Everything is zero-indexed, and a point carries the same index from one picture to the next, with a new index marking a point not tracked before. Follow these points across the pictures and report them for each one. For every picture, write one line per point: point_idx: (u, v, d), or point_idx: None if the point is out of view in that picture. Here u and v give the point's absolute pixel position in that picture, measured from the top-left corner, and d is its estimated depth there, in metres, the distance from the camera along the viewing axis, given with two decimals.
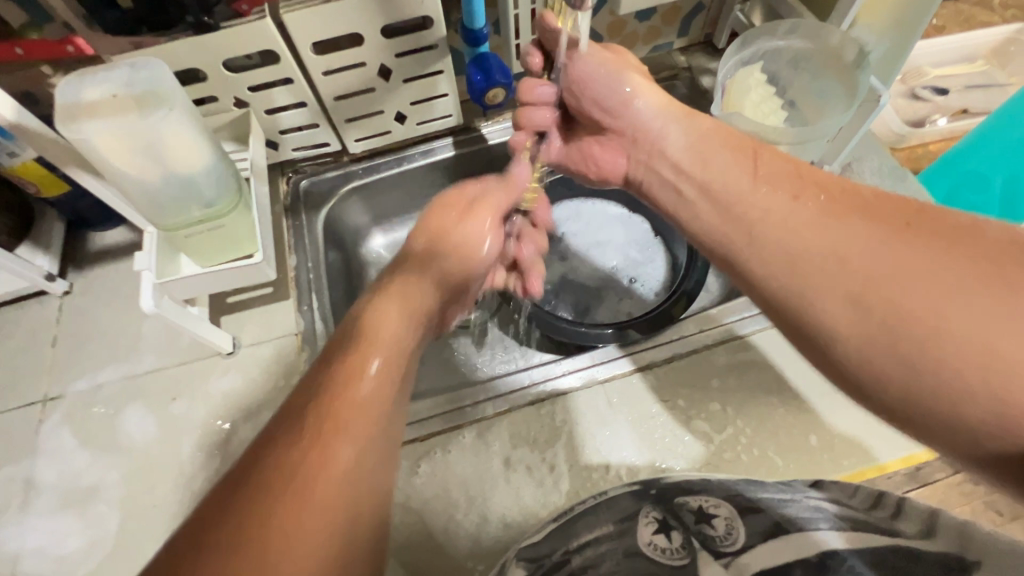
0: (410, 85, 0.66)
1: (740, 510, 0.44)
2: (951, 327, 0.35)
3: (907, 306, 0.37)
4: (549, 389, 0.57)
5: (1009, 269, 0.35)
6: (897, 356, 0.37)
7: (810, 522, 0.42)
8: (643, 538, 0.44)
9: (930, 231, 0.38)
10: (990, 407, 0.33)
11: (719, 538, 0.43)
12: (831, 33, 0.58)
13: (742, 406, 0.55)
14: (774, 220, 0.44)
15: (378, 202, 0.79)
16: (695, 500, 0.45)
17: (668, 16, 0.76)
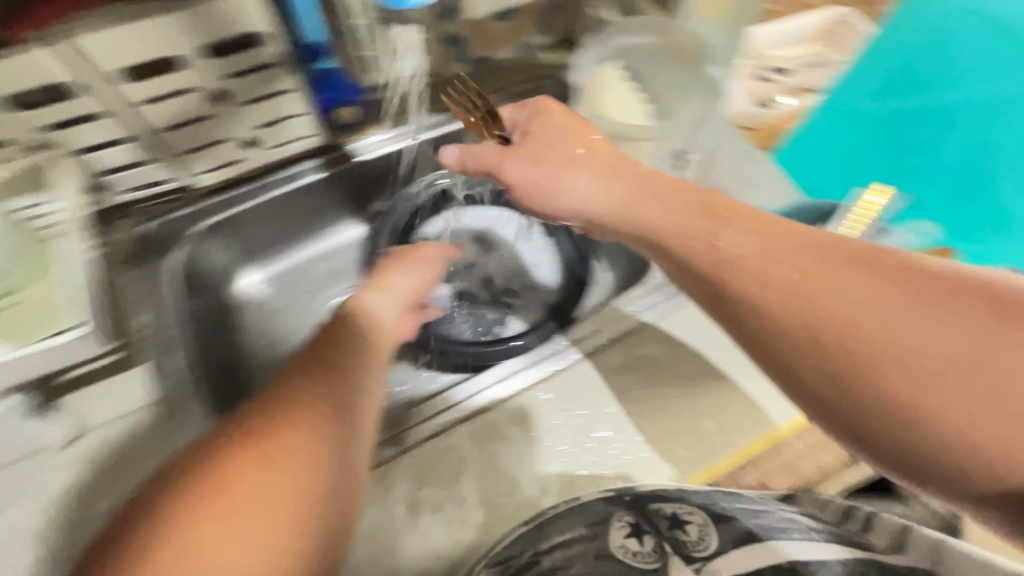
0: (256, 107, 0.59)
1: (712, 517, 0.46)
2: (923, 366, 0.35)
3: (856, 339, 0.36)
4: (450, 417, 0.55)
5: (977, 310, 0.35)
6: (837, 381, 0.37)
7: (783, 531, 0.45)
8: (614, 540, 0.46)
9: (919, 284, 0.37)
10: (960, 446, 0.34)
11: (689, 543, 0.46)
12: (676, 28, 0.62)
13: (640, 403, 0.56)
14: (810, 248, 0.40)
15: (245, 239, 0.72)
16: (670, 507, 0.47)
17: (529, 14, 0.73)
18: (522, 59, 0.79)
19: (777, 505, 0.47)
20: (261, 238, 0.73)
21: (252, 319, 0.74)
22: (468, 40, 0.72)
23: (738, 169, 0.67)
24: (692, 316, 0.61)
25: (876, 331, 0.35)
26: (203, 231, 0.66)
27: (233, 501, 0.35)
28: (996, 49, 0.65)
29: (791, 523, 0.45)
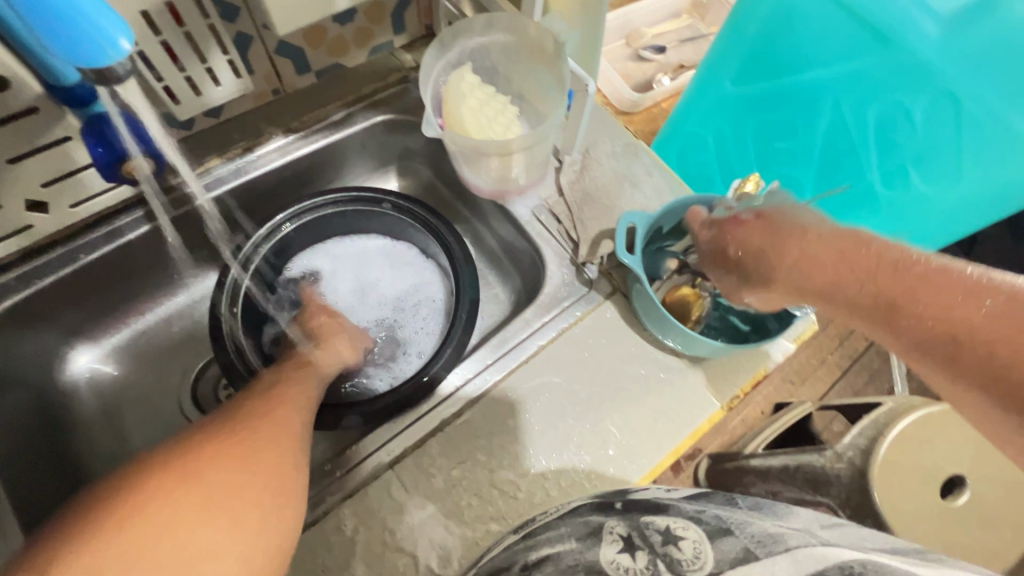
0: (27, 164, 0.47)
1: (708, 532, 0.38)
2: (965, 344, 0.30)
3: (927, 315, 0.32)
4: (334, 494, 0.49)
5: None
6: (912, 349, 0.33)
7: (779, 541, 0.35)
8: (605, 555, 0.39)
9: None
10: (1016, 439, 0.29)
11: (685, 561, 0.37)
12: (527, 24, 0.54)
13: (543, 438, 0.52)
14: (852, 267, 0.37)
15: (66, 314, 0.60)
16: (663, 521, 0.40)
17: (373, 13, 0.65)
18: (377, 62, 0.71)
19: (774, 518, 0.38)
20: (90, 308, 0.62)
21: (97, 403, 0.64)
22: (305, 49, 0.64)
23: (614, 168, 0.64)
24: (589, 332, 0.57)
25: (929, 326, 0.32)
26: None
27: (195, 509, 0.34)
28: (836, 23, 0.56)
29: (785, 529, 0.36)
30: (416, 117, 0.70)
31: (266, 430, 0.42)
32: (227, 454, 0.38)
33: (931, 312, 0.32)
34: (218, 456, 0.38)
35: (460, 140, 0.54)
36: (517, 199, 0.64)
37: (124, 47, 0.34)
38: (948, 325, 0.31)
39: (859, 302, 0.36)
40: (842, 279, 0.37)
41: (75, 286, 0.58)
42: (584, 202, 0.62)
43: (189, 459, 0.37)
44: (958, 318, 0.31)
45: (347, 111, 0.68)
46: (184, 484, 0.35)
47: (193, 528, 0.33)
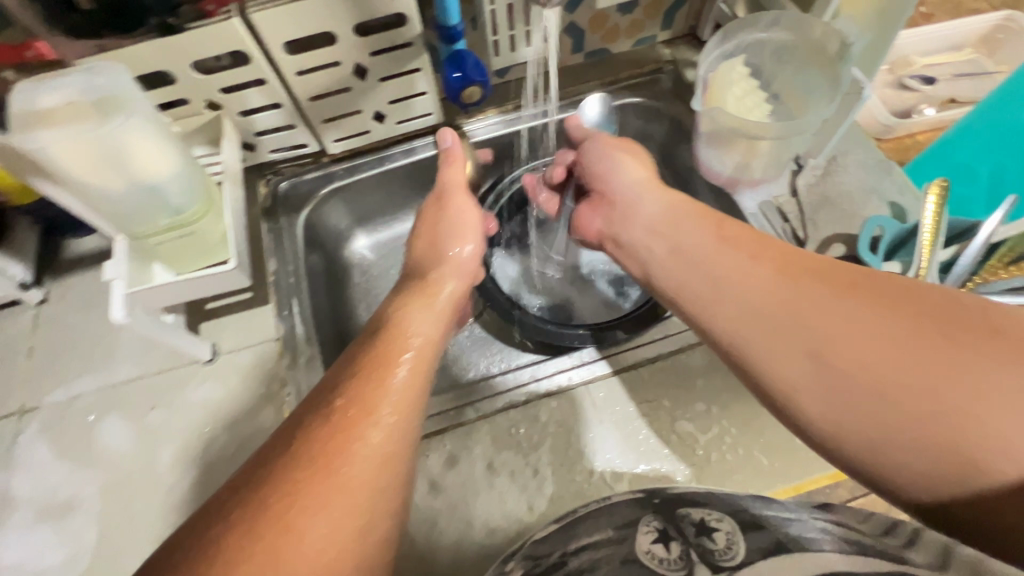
0: (387, 84, 0.64)
1: (743, 525, 0.39)
2: (795, 319, 0.40)
3: (764, 300, 0.42)
4: (529, 392, 0.57)
5: (834, 275, 0.41)
6: (751, 336, 0.42)
7: (812, 542, 0.37)
8: (640, 545, 0.39)
9: (872, 288, 0.38)
10: (840, 400, 0.37)
11: (717, 552, 0.37)
12: (814, 24, 0.57)
13: (727, 405, 0.55)
14: (692, 228, 0.50)
15: (360, 203, 0.77)
16: (698, 513, 0.40)
17: (651, 8, 0.73)
18: (638, 52, 0.78)
19: (815, 512, 0.39)
20: (376, 205, 0.79)
21: (357, 280, 0.80)
22: (586, 31, 0.74)
23: (860, 179, 0.63)
24: None
25: (762, 299, 0.42)
26: (327, 194, 0.73)
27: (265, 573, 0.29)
28: None
29: (824, 523, 0.38)
30: (662, 104, 0.76)
31: (334, 479, 0.34)
32: (285, 534, 0.31)
33: (711, 248, 0.47)
34: (271, 544, 0.30)
35: (721, 119, 0.59)
36: (747, 190, 0.66)
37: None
38: (770, 310, 0.41)
39: (682, 242, 0.50)
40: (687, 246, 0.50)
41: (375, 186, 0.76)
42: (820, 205, 0.62)
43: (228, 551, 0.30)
44: (750, 286, 0.43)
45: (603, 90, 0.76)
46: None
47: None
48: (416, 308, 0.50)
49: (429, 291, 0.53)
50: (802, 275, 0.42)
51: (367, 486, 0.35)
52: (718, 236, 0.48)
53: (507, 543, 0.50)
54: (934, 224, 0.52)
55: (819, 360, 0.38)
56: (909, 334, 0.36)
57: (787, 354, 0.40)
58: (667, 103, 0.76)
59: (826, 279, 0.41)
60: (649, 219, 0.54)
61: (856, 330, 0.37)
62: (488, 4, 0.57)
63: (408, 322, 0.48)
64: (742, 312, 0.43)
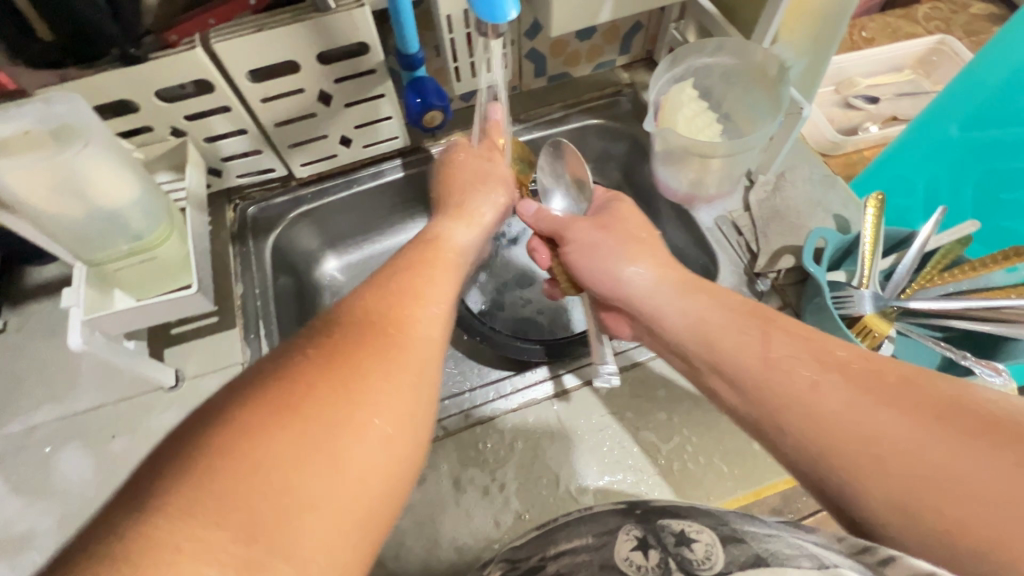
0: (352, 109, 0.65)
1: (723, 538, 0.35)
2: (837, 416, 0.35)
3: (793, 392, 0.38)
4: (493, 410, 0.57)
5: (881, 377, 0.36)
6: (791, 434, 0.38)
7: (791, 558, 0.32)
8: (620, 553, 0.37)
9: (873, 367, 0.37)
10: (890, 509, 0.32)
11: (695, 562, 0.34)
12: (755, 49, 0.60)
13: (687, 414, 0.56)
14: (699, 308, 0.47)
15: (329, 225, 0.78)
16: (678, 524, 0.37)
17: (608, 35, 0.77)
18: (598, 76, 0.82)
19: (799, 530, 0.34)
20: (345, 227, 0.80)
21: (327, 301, 0.80)
22: (547, 57, 0.77)
23: (808, 193, 0.66)
24: None
25: (789, 392, 0.38)
26: (295, 217, 0.74)
27: (282, 464, 0.27)
28: None
29: (807, 541, 0.33)
30: (621, 125, 0.79)
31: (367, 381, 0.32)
32: (353, 388, 0.31)
33: (719, 330, 0.44)
34: (341, 390, 0.31)
35: (673, 139, 0.61)
36: (703, 206, 0.68)
37: (510, 15, 0.39)
38: (800, 407, 0.37)
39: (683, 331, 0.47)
40: (692, 338, 0.46)
41: (344, 208, 0.77)
42: (771, 218, 0.65)
43: (305, 383, 0.30)
44: (781, 378, 0.39)
45: (565, 112, 0.79)
46: (290, 413, 0.29)
47: (319, 455, 0.28)
48: (458, 229, 0.54)
49: (466, 214, 0.56)
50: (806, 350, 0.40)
51: (419, 373, 0.35)
52: (736, 319, 0.44)
53: (474, 559, 0.50)
54: (874, 234, 0.55)
55: (872, 465, 0.33)
56: (927, 412, 0.33)
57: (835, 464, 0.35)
58: (627, 123, 0.79)
59: (873, 377, 0.36)
60: (662, 317, 0.49)
61: (911, 441, 0.32)
62: (447, 33, 0.59)
63: (452, 233, 0.53)
64: (754, 380, 0.41)
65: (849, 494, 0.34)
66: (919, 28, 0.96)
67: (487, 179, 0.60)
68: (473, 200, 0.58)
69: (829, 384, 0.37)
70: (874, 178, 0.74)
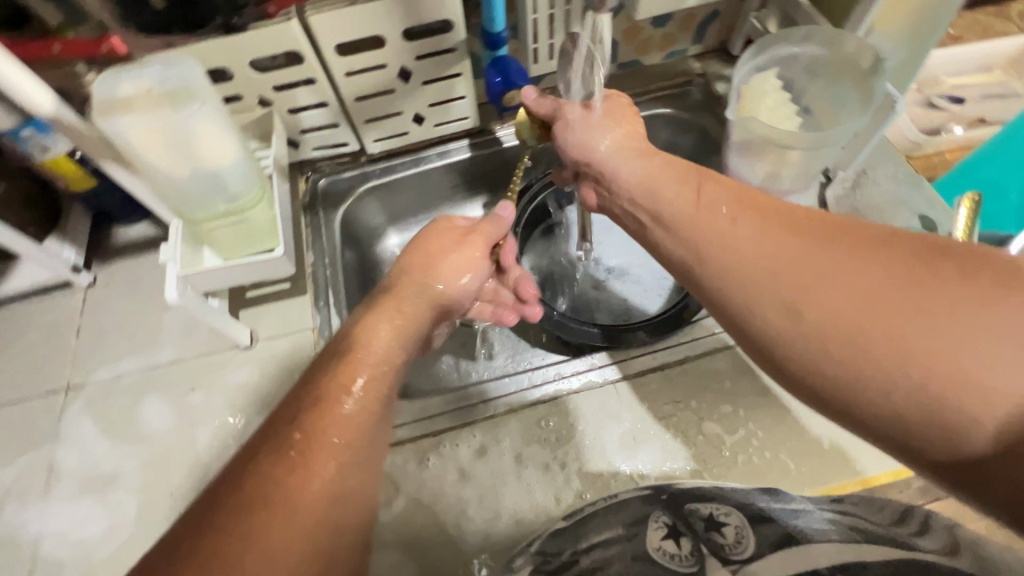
0: (429, 87, 0.66)
1: (752, 519, 0.42)
2: (793, 273, 0.37)
3: (744, 253, 0.39)
4: (557, 389, 0.58)
5: (824, 226, 0.38)
6: (752, 296, 0.38)
7: (823, 533, 0.40)
8: (651, 541, 0.41)
9: (853, 236, 0.37)
10: (849, 374, 0.34)
11: (728, 546, 0.40)
12: (847, 40, 0.58)
13: (754, 408, 0.56)
14: (655, 169, 0.48)
15: (394, 202, 0.80)
16: (706, 507, 0.43)
17: (684, 22, 0.75)
18: (669, 65, 0.80)
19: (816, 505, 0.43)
20: (408, 205, 0.81)
21: None
22: (620, 43, 0.76)
23: (890, 192, 0.64)
24: None
25: (734, 255, 0.40)
26: (364, 192, 0.76)
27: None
28: None
29: (826, 515, 0.42)
30: (691, 116, 0.78)
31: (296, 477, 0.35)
32: (285, 487, 0.34)
33: (690, 214, 0.43)
34: (289, 471, 0.35)
35: (753, 128, 0.60)
36: (776, 201, 0.67)
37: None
38: (751, 265, 0.39)
39: (661, 209, 0.46)
40: (641, 194, 0.48)
41: (410, 186, 0.78)
42: (849, 216, 0.63)
43: (237, 500, 0.34)
44: (725, 233, 0.41)
45: (634, 100, 0.78)
46: (224, 535, 0.32)
47: (299, 527, 0.34)
48: (382, 329, 0.47)
49: (389, 310, 0.48)
50: (780, 231, 0.39)
51: (346, 446, 0.38)
52: (680, 178, 0.46)
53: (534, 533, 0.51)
54: (966, 236, 0.53)
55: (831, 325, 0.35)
56: (904, 290, 0.33)
57: (790, 316, 0.37)
58: (697, 114, 0.78)
59: (824, 233, 0.38)
60: (619, 179, 0.50)
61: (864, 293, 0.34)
62: (531, 13, 0.59)
63: (374, 336, 0.46)
64: (743, 286, 0.39)
65: (805, 363, 0.36)
66: (1012, 26, 0.91)
67: (434, 265, 0.52)
68: (405, 290, 0.50)
69: (766, 230, 0.39)
70: (961, 180, 0.70)
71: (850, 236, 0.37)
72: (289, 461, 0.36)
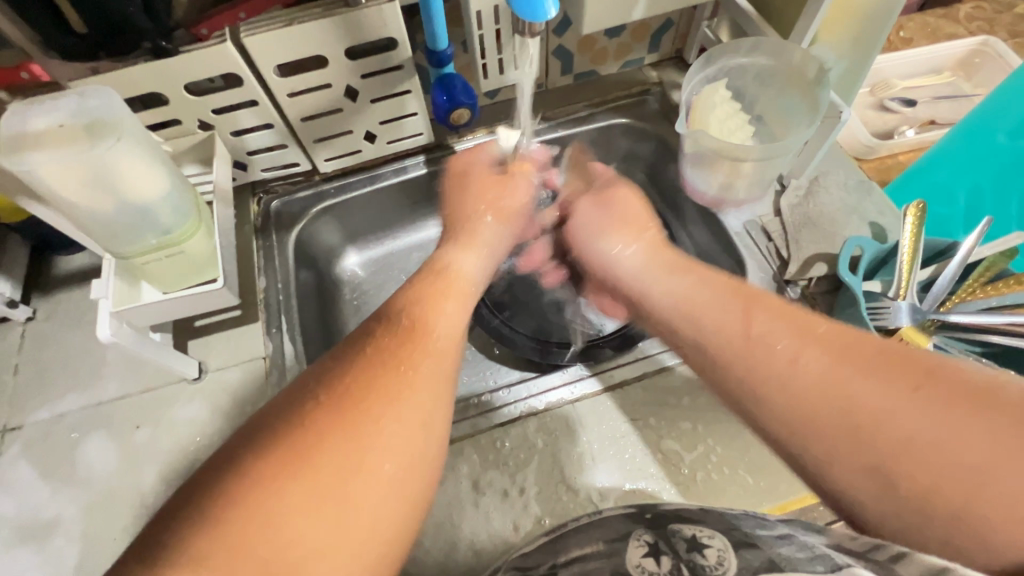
0: (378, 105, 0.65)
1: (736, 543, 0.36)
2: (851, 406, 0.33)
3: (790, 380, 0.36)
4: (517, 411, 0.57)
5: (883, 357, 0.33)
6: (798, 429, 0.35)
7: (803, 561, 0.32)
8: (631, 558, 0.37)
9: (925, 372, 0.32)
10: (907, 511, 0.30)
11: (707, 566, 0.34)
12: (793, 50, 0.58)
13: (712, 423, 0.55)
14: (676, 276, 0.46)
15: (351, 221, 0.78)
16: (690, 530, 0.38)
17: (638, 32, 0.75)
18: (625, 75, 0.80)
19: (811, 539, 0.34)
20: (366, 224, 0.80)
21: (347, 296, 0.80)
22: (574, 54, 0.75)
23: (842, 198, 0.65)
24: None
25: (770, 379, 0.37)
26: (318, 212, 0.74)
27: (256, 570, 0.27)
28: None
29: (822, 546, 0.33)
30: (649, 126, 0.77)
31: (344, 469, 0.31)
32: (335, 473, 0.30)
33: (732, 339, 0.39)
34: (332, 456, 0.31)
35: (704, 140, 0.60)
36: (732, 211, 0.67)
37: (549, 14, 0.39)
38: (794, 388, 0.35)
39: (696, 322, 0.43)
40: (670, 305, 0.45)
41: (367, 204, 0.76)
42: (803, 224, 0.64)
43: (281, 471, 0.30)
44: (769, 358, 0.37)
45: (591, 111, 0.77)
46: (262, 517, 0.28)
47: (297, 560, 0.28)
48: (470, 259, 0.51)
49: (473, 236, 0.54)
50: (841, 355, 0.35)
51: (392, 461, 0.32)
52: (719, 288, 0.43)
53: (492, 562, 0.50)
54: (913, 244, 0.53)
55: (882, 467, 0.31)
56: (976, 440, 0.29)
57: (843, 449, 0.33)
58: (654, 124, 0.77)
59: (887, 367, 0.33)
60: (649, 297, 0.48)
61: (931, 439, 0.30)
62: (476, 29, 0.58)
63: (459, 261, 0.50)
64: (784, 414, 0.36)
65: (858, 500, 0.32)
66: (960, 29, 0.92)
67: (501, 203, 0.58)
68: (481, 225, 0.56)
69: (812, 358, 0.35)
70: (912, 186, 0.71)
71: (917, 369, 0.32)
72: (333, 448, 0.31)
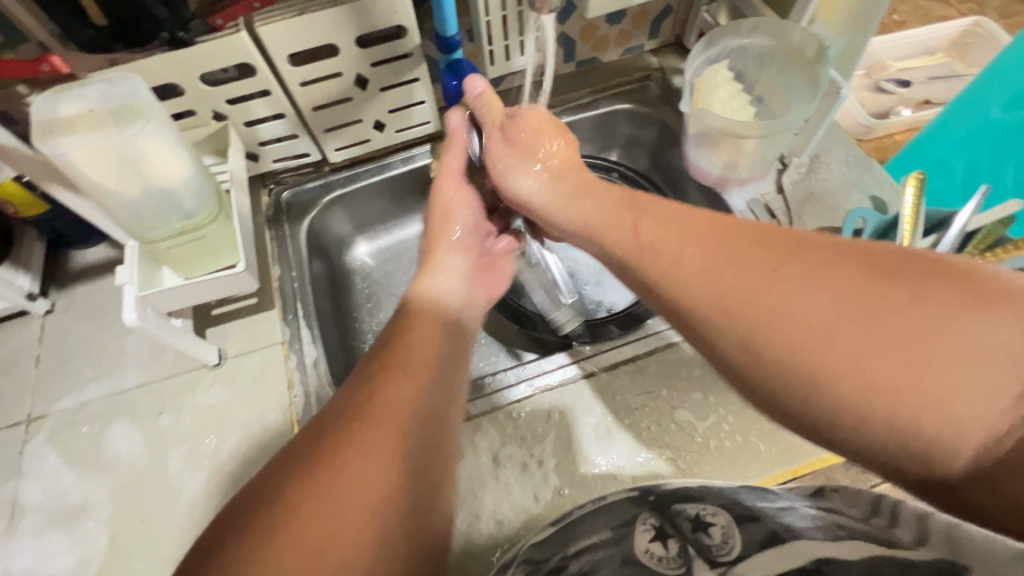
0: (387, 93, 0.66)
1: (738, 518, 0.38)
2: (752, 301, 0.35)
3: (692, 285, 0.38)
4: (532, 388, 0.58)
5: (767, 250, 0.36)
6: (716, 332, 0.36)
7: (805, 531, 0.36)
8: (639, 545, 0.38)
9: (810, 254, 0.35)
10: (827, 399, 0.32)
11: (714, 547, 0.37)
12: (793, 30, 0.60)
13: (723, 393, 0.57)
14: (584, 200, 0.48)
15: (361, 211, 0.79)
16: (693, 509, 0.40)
17: (638, 19, 0.76)
18: (626, 62, 0.81)
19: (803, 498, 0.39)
20: (375, 213, 0.81)
21: (359, 286, 0.80)
22: (576, 42, 0.77)
23: (843, 175, 0.66)
24: None
25: (676, 288, 0.38)
26: (329, 202, 0.75)
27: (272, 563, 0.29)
28: None
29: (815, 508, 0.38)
30: (652, 111, 0.79)
31: (335, 460, 0.34)
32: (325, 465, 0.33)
33: (631, 247, 0.42)
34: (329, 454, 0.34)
35: (708, 120, 0.61)
36: (735, 190, 0.68)
37: None
38: (701, 294, 0.37)
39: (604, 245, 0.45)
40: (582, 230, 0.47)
41: (377, 193, 0.78)
42: (805, 200, 0.65)
43: (287, 476, 0.33)
44: (672, 268, 0.39)
45: (594, 97, 0.78)
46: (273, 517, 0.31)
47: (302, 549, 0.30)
48: (439, 279, 0.52)
49: (438, 264, 0.53)
50: (734, 252, 0.37)
51: (374, 441, 0.35)
52: (619, 206, 0.45)
53: (513, 532, 0.51)
54: (913, 213, 0.55)
55: (795, 355, 0.33)
56: (859, 313, 0.32)
57: (760, 344, 0.34)
58: (656, 108, 0.79)
59: (777, 258, 0.36)
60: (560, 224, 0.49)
61: (827, 315, 0.33)
62: (484, 15, 0.59)
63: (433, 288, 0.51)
64: (699, 321, 0.37)
65: (782, 394, 0.34)
66: (952, 11, 0.94)
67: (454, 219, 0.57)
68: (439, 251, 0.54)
69: (704, 259, 0.38)
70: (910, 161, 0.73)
71: (800, 254, 0.35)
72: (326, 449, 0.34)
